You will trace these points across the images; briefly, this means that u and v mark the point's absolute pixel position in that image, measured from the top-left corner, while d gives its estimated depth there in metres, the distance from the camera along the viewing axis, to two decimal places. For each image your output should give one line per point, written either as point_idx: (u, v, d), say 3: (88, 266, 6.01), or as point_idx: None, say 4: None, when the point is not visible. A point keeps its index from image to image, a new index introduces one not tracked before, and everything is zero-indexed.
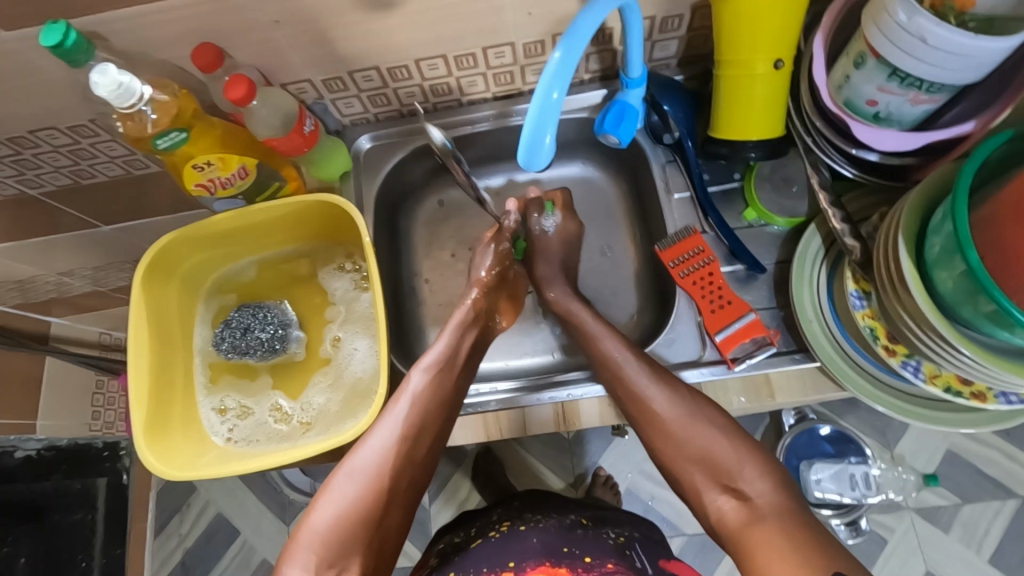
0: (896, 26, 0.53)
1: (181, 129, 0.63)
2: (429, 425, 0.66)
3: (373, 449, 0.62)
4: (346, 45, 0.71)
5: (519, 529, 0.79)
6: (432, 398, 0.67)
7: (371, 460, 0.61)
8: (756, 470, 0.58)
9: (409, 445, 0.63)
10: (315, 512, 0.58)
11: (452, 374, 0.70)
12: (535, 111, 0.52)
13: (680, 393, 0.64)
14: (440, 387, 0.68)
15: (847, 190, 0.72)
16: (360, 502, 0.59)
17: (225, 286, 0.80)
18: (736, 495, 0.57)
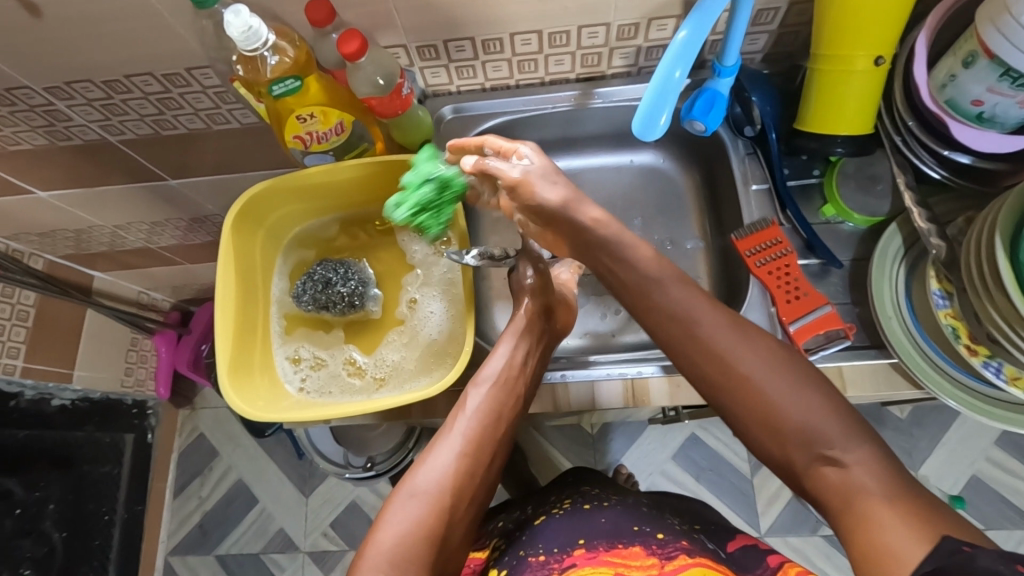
0: (1016, 26, 0.54)
1: (297, 77, 0.64)
2: (488, 447, 0.65)
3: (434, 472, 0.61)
4: (450, 11, 0.72)
5: (582, 508, 0.78)
6: (490, 417, 0.66)
7: (437, 478, 0.60)
8: (854, 443, 0.52)
9: (471, 461, 0.63)
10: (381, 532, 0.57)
11: (510, 393, 0.68)
12: (656, 86, 0.56)
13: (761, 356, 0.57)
14: (497, 406, 0.66)
15: (933, 193, 0.73)
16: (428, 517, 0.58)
17: (306, 242, 0.83)
18: (836, 465, 0.52)
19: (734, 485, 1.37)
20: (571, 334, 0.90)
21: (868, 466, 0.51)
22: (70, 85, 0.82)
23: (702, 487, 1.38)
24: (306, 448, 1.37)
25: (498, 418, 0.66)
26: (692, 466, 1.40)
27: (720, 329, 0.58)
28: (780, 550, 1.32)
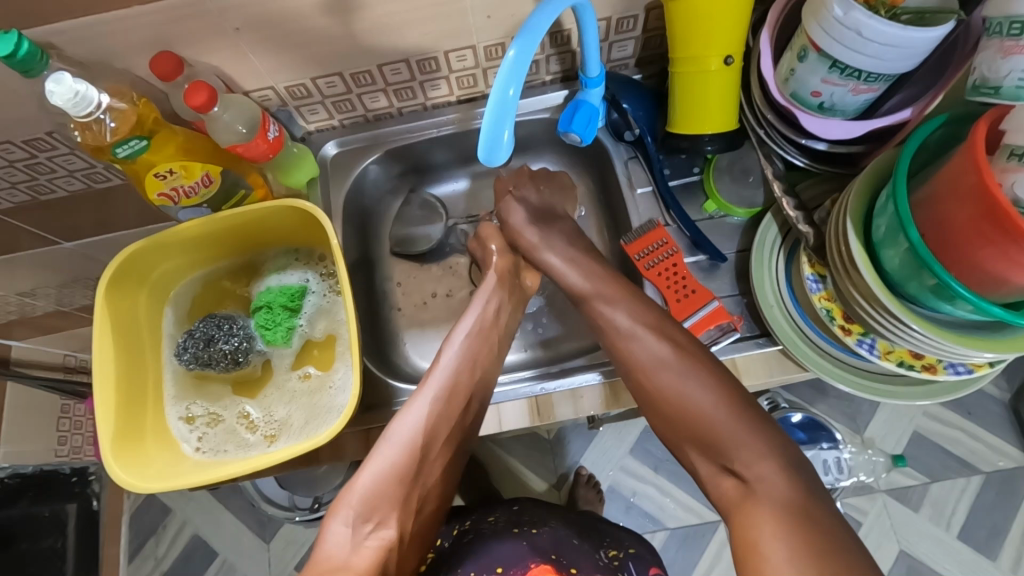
0: (833, 21, 0.56)
1: (141, 137, 0.63)
2: (442, 438, 0.70)
3: (379, 464, 0.66)
4: (309, 50, 0.71)
5: (514, 529, 0.81)
6: (464, 371, 0.71)
7: (425, 412, 0.68)
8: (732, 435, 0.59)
9: (445, 411, 0.69)
10: (335, 514, 0.65)
11: (461, 390, 0.71)
12: (492, 110, 0.53)
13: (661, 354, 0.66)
14: (472, 359, 0.73)
15: (801, 179, 0.75)
16: (377, 495, 0.65)
17: (195, 294, 0.80)
18: (728, 471, 0.58)
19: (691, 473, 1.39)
20: None
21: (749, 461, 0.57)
22: None
23: (662, 477, 1.39)
24: (254, 497, 1.33)
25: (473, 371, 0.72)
26: (649, 458, 1.41)
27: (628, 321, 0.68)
28: None
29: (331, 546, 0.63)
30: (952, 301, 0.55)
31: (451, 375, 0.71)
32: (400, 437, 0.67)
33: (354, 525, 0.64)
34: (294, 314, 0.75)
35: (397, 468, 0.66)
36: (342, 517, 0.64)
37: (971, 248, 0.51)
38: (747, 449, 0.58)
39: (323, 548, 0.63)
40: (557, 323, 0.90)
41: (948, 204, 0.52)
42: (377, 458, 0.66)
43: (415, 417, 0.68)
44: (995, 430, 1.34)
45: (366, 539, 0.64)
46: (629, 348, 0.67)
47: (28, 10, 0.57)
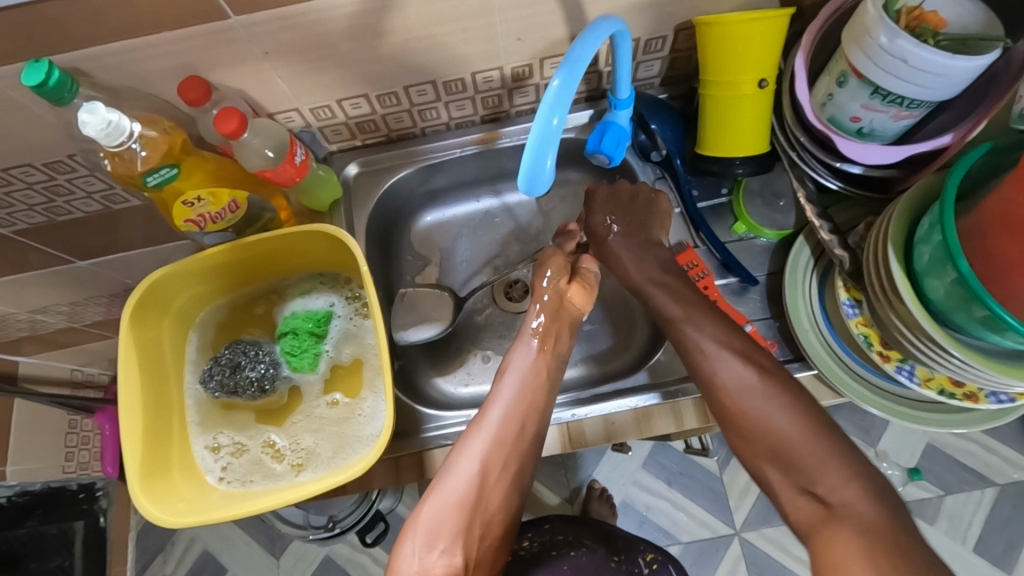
0: (878, 48, 0.55)
1: (172, 165, 0.62)
2: (501, 468, 0.64)
3: (443, 495, 0.63)
4: (336, 74, 0.71)
5: (551, 556, 0.87)
6: (521, 405, 0.66)
7: (483, 453, 0.64)
8: (841, 476, 0.55)
9: (503, 449, 0.64)
10: (405, 542, 0.62)
11: (517, 425, 0.65)
12: (535, 141, 0.53)
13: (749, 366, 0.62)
14: (530, 390, 0.68)
15: (834, 202, 0.74)
16: (439, 526, 0.62)
17: (218, 319, 0.79)
18: (816, 499, 0.56)
19: (706, 487, 1.38)
20: None
21: (854, 502, 0.53)
22: None
23: (676, 491, 1.38)
24: (266, 514, 1.31)
25: (531, 404, 0.67)
26: (663, 472, 1.40)
27: (704, 335, 0.66)
28: (758, 544, 1.33)
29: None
30: (1001, 332, 0.54)
31: (507, 409, 0.66)
32: (459, 471, 0.63)
33: (421, 554, 0.61)
34: (320, 339, 0.74)
35: (461, 496, 0.62)
36: (408, 552, 0.61)
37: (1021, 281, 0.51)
38: (829, 470, 0.56)
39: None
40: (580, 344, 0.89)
41: (997, 235, 0.52)
42: (439, 489, 0.63)
43: (479, 441, 0.64)
44: (1012, 442, 1.33)
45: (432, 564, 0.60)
46: (701, 352, 0.65)
47: (58, 38, 0.56)
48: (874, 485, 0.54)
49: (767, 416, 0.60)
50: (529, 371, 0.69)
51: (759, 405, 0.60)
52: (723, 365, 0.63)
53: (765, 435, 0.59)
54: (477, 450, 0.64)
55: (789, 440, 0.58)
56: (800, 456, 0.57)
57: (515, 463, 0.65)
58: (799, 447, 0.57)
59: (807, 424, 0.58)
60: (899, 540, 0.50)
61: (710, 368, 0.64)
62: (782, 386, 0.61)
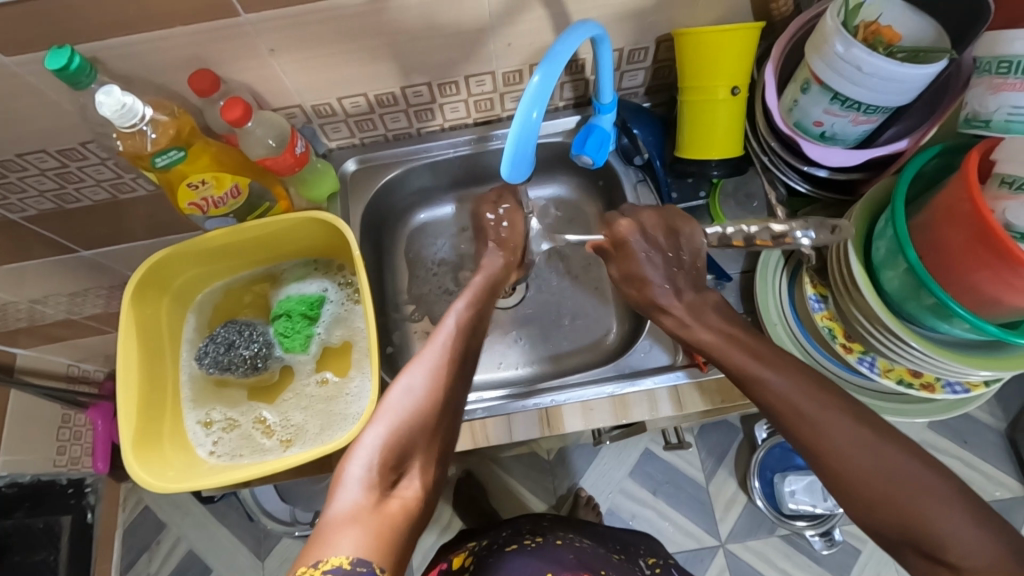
0: (835, 56, 0.60)
1: (179, 147, 0.67)
2: (456, 377, 0.63)
3: (397, 411, 0.59)
4: (337, 72, 0.75)
5: (554, 543, 0.85)
6: (472, 329, 0.69)
7: (433, 367, 0.63)
8: (961, 523, 0.50)
9: (458, 363, 0.64)
10: (352, 463, 0.56)
11: (468, 344, 0.67)
12: (517, 132, 0.57)
13: (850, 429, 0.55)
14: (476, 321, 0.70)
15: (802, 206, 0.78)
16: (396, 444, 0.57)
17: (215, 302, 0.82)
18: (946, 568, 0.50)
19: (690, 495, 1.39)
20: (504, 367, 0.91)
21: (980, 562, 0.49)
22: None
23: (661, 500, 1.40)
24: (253, 512, 1.32)
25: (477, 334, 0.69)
26: (648, 481, 1.41)
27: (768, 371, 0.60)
28: (742, 555, 1.35)
29: (344, 505, 0.53)
30: (949, 319, 0.58)
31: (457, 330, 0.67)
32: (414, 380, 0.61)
33: (379, 471, 0.55)
34: (312, 322, 0.78)
35: (415, 414, 0.59)
36: (364, 462, 0.55)
37: (965, 268, 0.55)
38: (955, 525, 0.50)
39: (336, 509, 0.53)
40: (568, 338, 0.92)
41: (943, 227, 0.56)
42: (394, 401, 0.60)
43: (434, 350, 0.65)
44: (994, 460, 1.34)
45: (393, 489, 0.55)
46: (799, 416, 0.57)
47: (80, 27, 0.61)
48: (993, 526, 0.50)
49: (881, 475, 0.53)
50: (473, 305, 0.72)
51: (868, 461, 0.54)
52: (828, 422, 0.56)
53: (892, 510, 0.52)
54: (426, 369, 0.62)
55: (906, 503, 0.52)
56: (918, 515, 0.51)
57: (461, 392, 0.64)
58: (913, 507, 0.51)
59: (920, 481, 0.52)
60: None
61: (810, 428, 0.57)
62: (868, 427, 0.55)
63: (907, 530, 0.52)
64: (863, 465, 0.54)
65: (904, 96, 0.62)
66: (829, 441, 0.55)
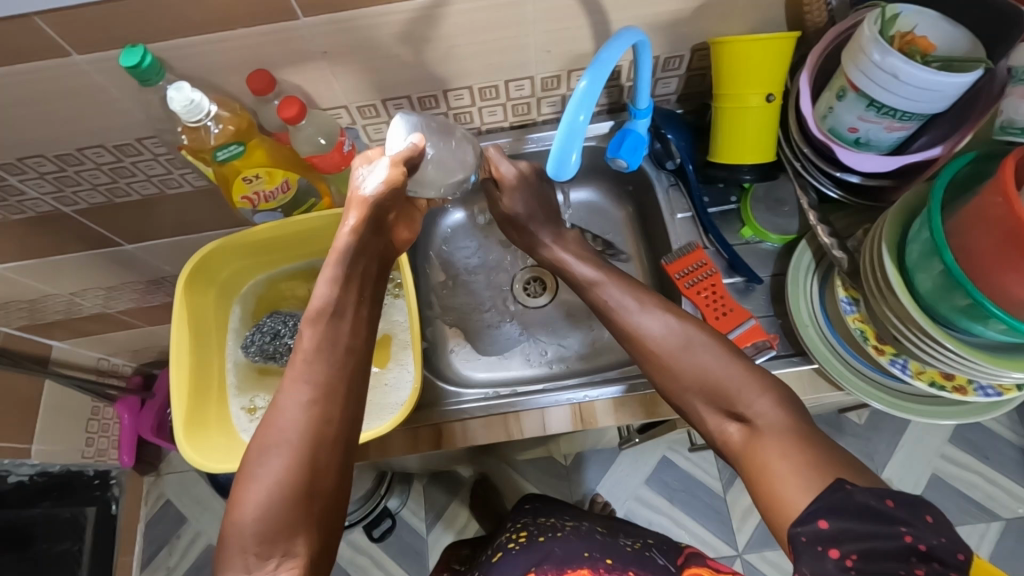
0: (871, 64, 0.62)
1: (239, 142, 0.70)
2: (324, 421, 0.57)
3: (267, 477, 0.54)
4: (384, 75, 0.78)
5: (538, 540, 0.89)
6: (325, 360, 0.59)
7: (305, 409, 0.57)
8: (757, 392, 0.60)
9: (320, 403, 0.57)
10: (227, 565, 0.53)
11: (324, 379, 0.58)
12: (564, 133, 0.60)
13: (673, 327, 0.66)
14: (327, 340, 0.59)
15: (833, 211, 0.80)
16: (273, 526, 0.53)
17: (259, 293, 0.85)
18: (742, 420, 0.60)
19: (707, 505, 1.39)
20: (535, 364, 0.93)
21: (769, 411, 0.59)
22: (21, 160, 0.82)
23: (677, 508, 1.40)
24: None
25: (335, 355, 0.59)
26: (665, 488, 1.42)
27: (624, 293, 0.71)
28: (759, 566, 1.34)
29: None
30: (984, 321, 0.59)
31: (316, 354, 0.59)
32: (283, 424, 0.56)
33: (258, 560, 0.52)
34: None
35: (286, 485, 0.54)
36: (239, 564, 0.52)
37: (1001, 271, 0.56)
38: (750, 390, 0.61)
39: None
40: (596, 338, 0.94)
41: (976, 231, 0.57)
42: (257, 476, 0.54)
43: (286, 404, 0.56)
44: (1016, 476, 1.32)
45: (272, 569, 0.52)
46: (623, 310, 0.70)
47: (151, 27, 0.65)
48: (786, 397, 0.60)
49: (699, 366, 0.63)
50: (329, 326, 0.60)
51: (680, 353, 0.65)
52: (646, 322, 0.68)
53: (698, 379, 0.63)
54: (296, 415, 0.56)
55: (714, 376, 0.63)
56: (726, 387, 0.62)
57: (338, 426, 0.58)
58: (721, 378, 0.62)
59: (719, 358, 0.63)
60: (804, 431, 0.57)
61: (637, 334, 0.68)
62: (700, 328, 0.66)
63: (707, 392, 0.63)
64: (682, 358, 0.64)
65: (939, 103, 0.63)
66: (650, 346, 0.67)
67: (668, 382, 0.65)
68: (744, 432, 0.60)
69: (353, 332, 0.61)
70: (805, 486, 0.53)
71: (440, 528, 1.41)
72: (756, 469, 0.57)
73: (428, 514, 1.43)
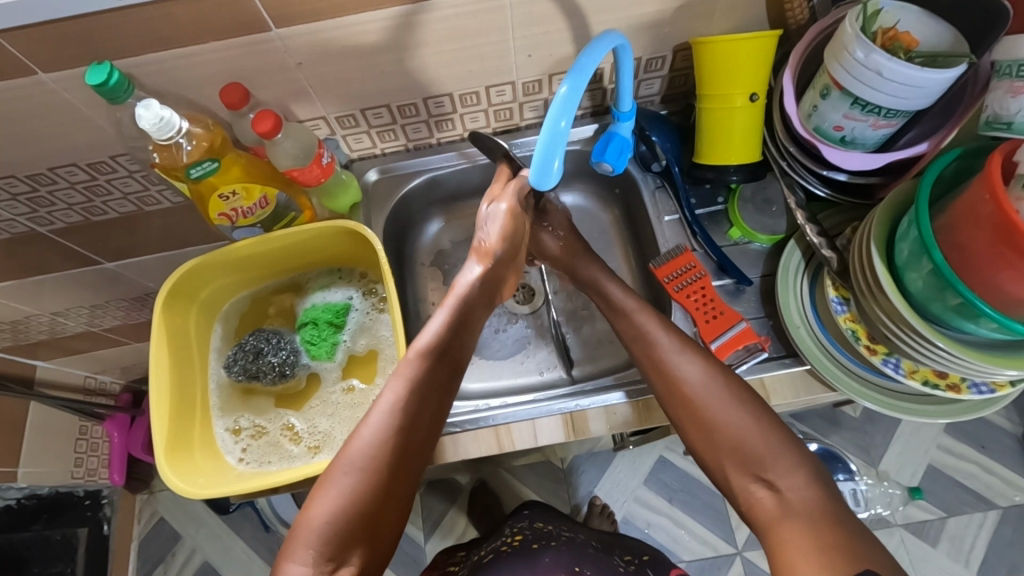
0: (855, 62, 0.61)
1: (213, 159, 0.69)
2: (404, 454, 0.60)
3: (341, 497, 0.57)
4: (362, 85, 0.77)
5: (531, 547, 0.89)
6: (423, 388, 0.62)
7: (381, 438, 0.59)
8: (790, 465, 0.61)
9: (404, 435, 0.60)
10: (292, 556, 0.55)
11: (416, 406, 0.61)
12: (545, 140, 0.58)
13: (710, 373, 0.66)
14: (432, 372, 0.63)
15: (822, 210, 0.79)
16: (335, 538, 0.56)
17: (241, 310, 0.84)
18: (770, 487, 0.61)
19: (706, 504, 1.39)
20: (524, 372, 0.92)
21: (798, 488, 0.60)
22: None
23: (676, 508, 1.39)
24: (269, 521, 1.33)
25: (432, 390, 0.63)
26: (663, 489, 1.41)
27: (658, 329, 0.71)
28: (759, 563, 1.34)
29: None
30: (975, 319, 0.58)
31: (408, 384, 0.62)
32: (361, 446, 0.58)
33: (318, 565, 0.55)
34: (338, 329, 0.79)
35: (355, 505, 0.57)
36: (302, 560, 0.55)
37: (990, 268, 0.55)
38: (780, 462, 0.61)
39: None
40: (587, 344, 0.93)
41: (965, 229, 0.56)
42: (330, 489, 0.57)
43: (370, 429, 0.59)
44: (1010, 463, 1.33)
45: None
46: (660, 348, 0.69)
47: (118, 43, 0.63)
48: (819, 476, 0.61)
49: (732, 418, 0.63)
50: (428, 353, 0.64)
51: (721, 402, 0.64)
52: (685, 364, 0.67)
53: (731, 434, 0.63)
54: (369, 445, 0.58)
55: (749, 436, 0.63)
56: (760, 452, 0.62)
57: (409, 465, 0.60)
58: (757, 440, 0.62)
59: (760, 418, 0.63)
60: (835, 514, 0.57)
61: (676, 377, 0.67)
62: (740, 384, 0.66)
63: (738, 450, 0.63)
64: (716, 404, 0.64)
65: (927, 98, 0.62)
66: (694, 391, 0.66)
67: (694, 423, 0.65)
68: (773, 505, 0.60)
69: (450, 371, 0.64)
70: (826, 574, 0.53)
71: (438, 537, 1.40)
72: (779, 548, 0.57)
73: (426, 523, 1.41)
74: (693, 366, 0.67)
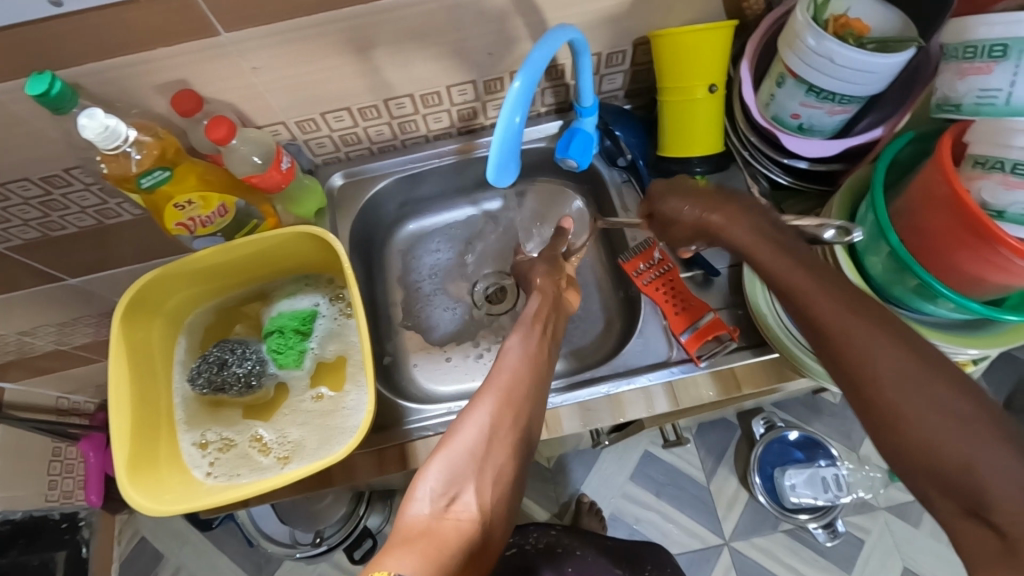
0: (807, 50, 0.61)
1: (165, 167, 0.67)
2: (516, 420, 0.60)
3: (466, 436, 0.57)
4: (320, 89, 0.76)
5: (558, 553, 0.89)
6: (531, 369, 0.65)
7: (500, 398, 0.61)
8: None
9: (515, 400, 0.61)
10: (419, 483, 0.55)
11: (526, 386, 0.63)
12: (500, 136, 0.58)
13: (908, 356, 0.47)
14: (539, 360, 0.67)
15: (787, 199, 0.79)
16: (457, 471, 0.55)
17: (206, 322, 0.82)
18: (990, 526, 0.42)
19: (693, 496, 1.39)
20: None
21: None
22: None
23: (664, 502, 1.39)
24: (252, 536, 1.30)
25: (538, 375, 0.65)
26: (651, 483, 1.41)
27: (828, 295, 0.52)
28: (748, 552, 1.34)
29: (411, 517, 0.52)
30: (934, 299, 0.59)
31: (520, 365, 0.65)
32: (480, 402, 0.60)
33: (439, 495, 0.54)
34: (305, 337, 0.78)
35: (476, 446, 0.57)
36: (425, 489, 0.54)
37: (946, 250, 0.56)
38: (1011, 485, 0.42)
39: (401, 523, 0.52)
40: (563, 342, 0.93)
41: (919, 212, 0.57)
42: (455, 431, 0.58)
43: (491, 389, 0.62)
44: None
45: (449, 510, 0.53)
46: (843, 335, 0.50)
47: (59, 53, 0.61)
48: None
49: (933, 419, 0.45)
50: (533, 344, 0.68)
51: (919, 396, 0.46)
52: (875, 345, 0.48)
53: (938, 445, 0.45)
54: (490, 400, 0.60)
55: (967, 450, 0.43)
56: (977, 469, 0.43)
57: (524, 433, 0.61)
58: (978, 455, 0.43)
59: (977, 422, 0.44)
60: None
61: (857, 354, 0.49)
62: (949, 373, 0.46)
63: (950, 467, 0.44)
64: (918, 399, 0.46)
65: (879, 82, 0.63)
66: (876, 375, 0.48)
67: (886, 432, 0.48)
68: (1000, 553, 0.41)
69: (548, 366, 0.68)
70: None
71: None
72: None
73: None
74: (889, 351, 0.48)
